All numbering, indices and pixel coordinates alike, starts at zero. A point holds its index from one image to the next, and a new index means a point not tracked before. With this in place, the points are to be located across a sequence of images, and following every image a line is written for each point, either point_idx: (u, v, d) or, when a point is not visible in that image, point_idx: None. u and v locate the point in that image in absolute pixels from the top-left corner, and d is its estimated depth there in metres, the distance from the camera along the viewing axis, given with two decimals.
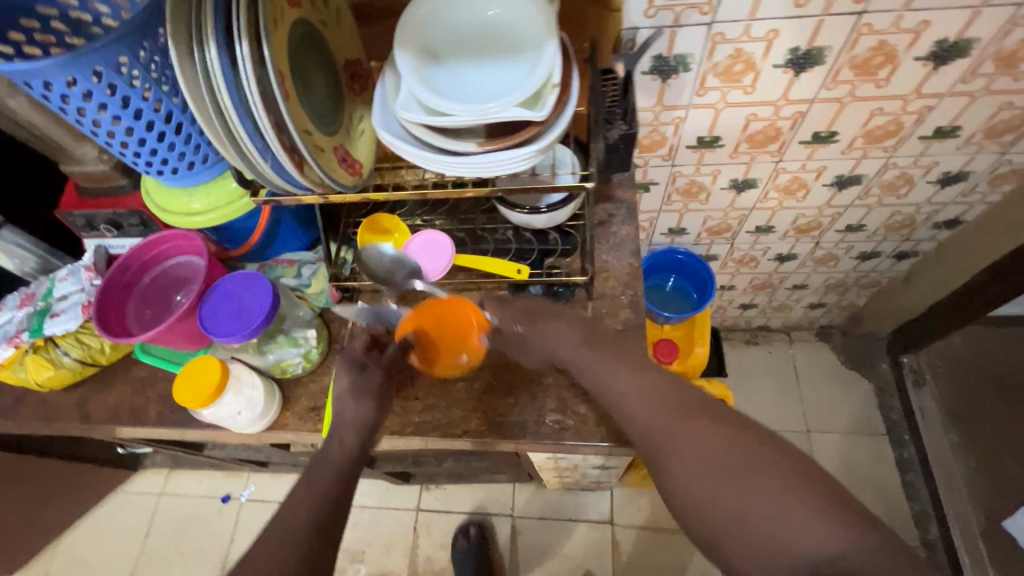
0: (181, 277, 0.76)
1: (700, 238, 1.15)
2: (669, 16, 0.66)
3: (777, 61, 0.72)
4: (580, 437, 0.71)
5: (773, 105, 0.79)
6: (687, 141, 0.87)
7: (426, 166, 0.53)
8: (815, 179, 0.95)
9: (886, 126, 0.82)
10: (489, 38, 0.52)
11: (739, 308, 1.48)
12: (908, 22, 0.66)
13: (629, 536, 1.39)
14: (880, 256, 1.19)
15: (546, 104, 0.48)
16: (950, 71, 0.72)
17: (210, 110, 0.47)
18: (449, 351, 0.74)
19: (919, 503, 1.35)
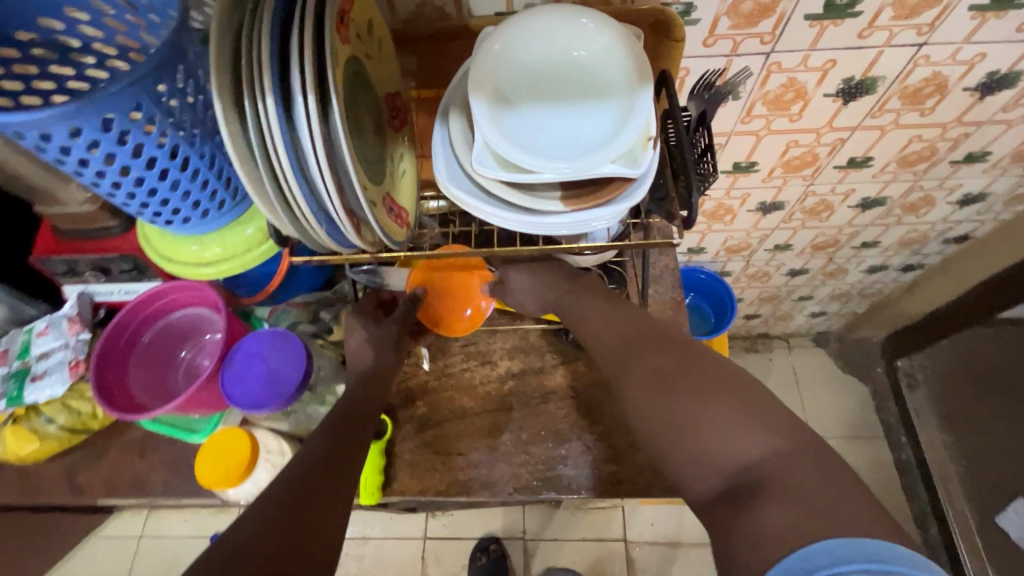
0: (192, 329, 0.68)
1: (718, 257, 1.13)
2: (728, 45, 0.62)
3: (828, 90, 0.69)
4: (639, 489, 0.67)
5: (816, 133, 0.77)
6: (723, 166, 0.84)
7: (498, 224, 0.47)
8: (841, 201, 0.94)
9: (922, 151, 0.81)
10: (569, 80, 0.47)
11: (743, 318, 1.49)
12: (965, 54, 0.64)
13: (643, 552, 1.40)
14: (887, 269, 1.20)
15: (640, 160, 0.43)
16: (994, 101, 0.71)
17: (260, 171, 0.40)
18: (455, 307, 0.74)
19: (918, 503, 1.39)
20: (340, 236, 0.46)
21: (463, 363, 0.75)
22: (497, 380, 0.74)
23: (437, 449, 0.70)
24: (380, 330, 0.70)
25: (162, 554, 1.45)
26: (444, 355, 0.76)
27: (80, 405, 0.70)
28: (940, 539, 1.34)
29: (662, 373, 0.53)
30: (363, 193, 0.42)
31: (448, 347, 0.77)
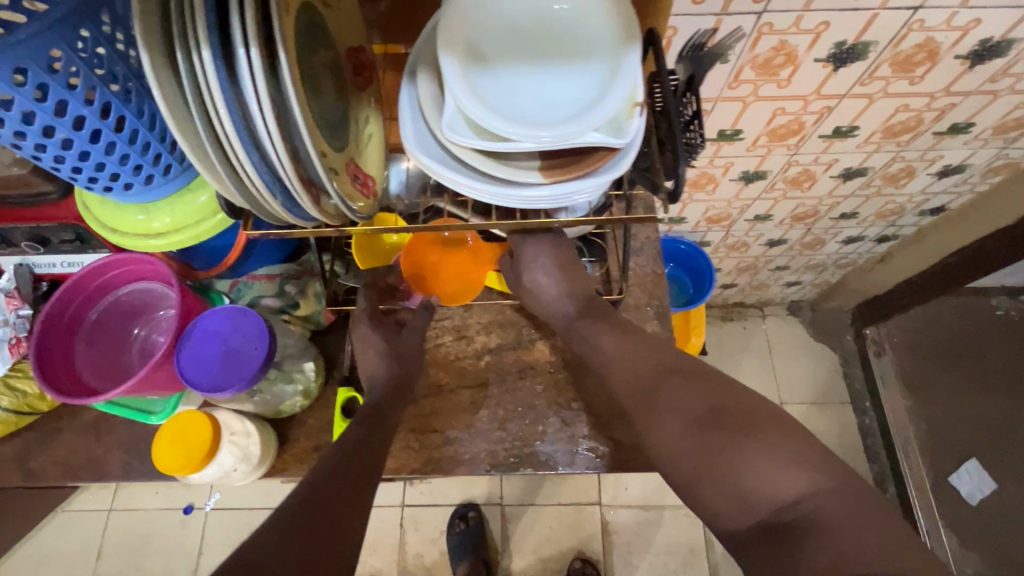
0: (143, 305, 0.64)
1: (698, 227, 1.11)
2: (719, 2, 0.58)
3: (819, 55, 0.66)
4: (616, 464, 0.67)
5: (803, 100, 0.74)
6: (707, 134, 0.81)
7: (475, 198, 0.43)
8: (823, 172, 0.92)
9: (907, 121, 0.79)
10: (549, 36, 0.42)
11: (720, 288, 1.49)
12: (960, 19, 0.62)
13: (616, 515, 1.44)
14: (863, 240, 1.21)
15: (626, 128, 0.40)
16: (984, 71, 0.69)
17: (200, 135, 0.35)
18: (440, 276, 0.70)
19: (879, 464, 1.46)
20: (297, 208, 0.42)
21: (437, 337, 0.73)
22: (473, 356, 0.72)
23: (412, 427, 0.68)
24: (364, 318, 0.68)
25: (133, 528, 1.43)
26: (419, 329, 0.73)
27: (25, 386, 0.66)
28: (897, 498, 1.42)
29: (702, 412, 0.56)
30: (321, 162, 0.38)
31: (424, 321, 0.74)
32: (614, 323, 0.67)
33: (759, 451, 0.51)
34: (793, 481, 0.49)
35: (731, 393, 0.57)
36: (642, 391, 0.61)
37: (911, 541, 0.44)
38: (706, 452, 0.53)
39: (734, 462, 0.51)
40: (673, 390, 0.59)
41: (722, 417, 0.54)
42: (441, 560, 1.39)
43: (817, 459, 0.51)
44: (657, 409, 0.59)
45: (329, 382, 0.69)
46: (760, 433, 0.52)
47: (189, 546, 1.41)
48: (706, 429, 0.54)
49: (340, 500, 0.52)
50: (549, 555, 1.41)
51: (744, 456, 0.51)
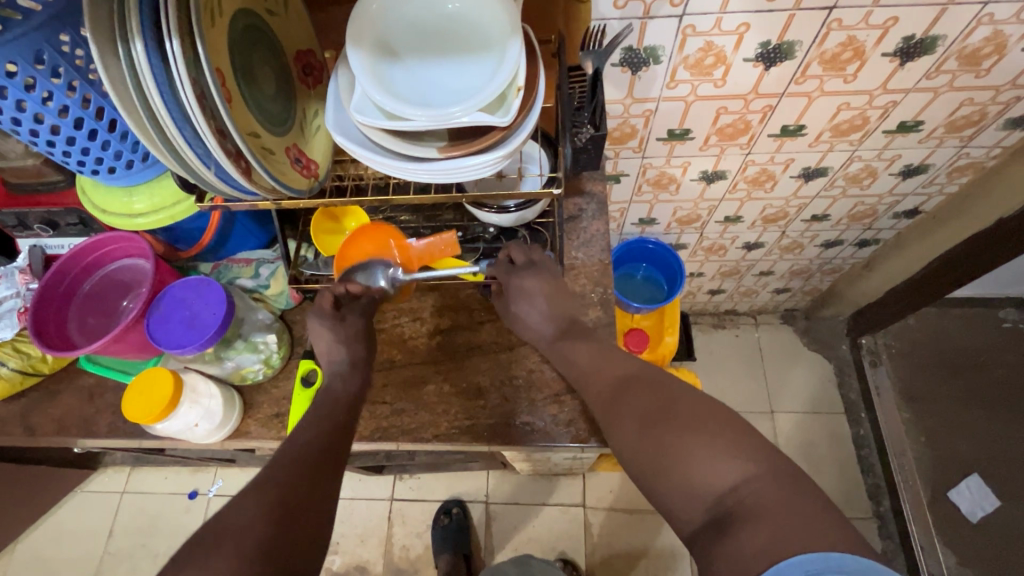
0: (127, 281, 0.72)
1: (670, 229, 1.15)
2: (639, 7, 0.63)
3: (747, 55, 0.70)
4: (551, 439, 0.70)
5: (743, 99, 0.78)
6: (657, 133, 0.85)
7: (386, 172, 0.49)
8: (782, 171, 0.95)
9: (853, 120, 0.82)
10: (451, 33, 0.49)
11: (708, 294, 1.50)
12: (877, 18, 0.65)
13: (600, 518, 1.45)
14: (843, 244, 1.21)
15: (510, 108, 0.46)
16: (916, 68, 0.72)
17: (141, 113, 0.43)
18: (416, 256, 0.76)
19: (874, 477, 1.42)
20: (233, 180, 0.49)
21: (395, 319, 0.79)
22: (425, 336, 0.78)
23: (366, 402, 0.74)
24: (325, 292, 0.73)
25: (142, 510, 1.52)
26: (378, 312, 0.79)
27: (31, 350, 0.75)
28: (892, 514, 1.36)
29: (648, 416, 0.57)
30: (243, 137, 0.45)
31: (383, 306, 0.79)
32: (560, 307, 0.71)
33: (703, 447, 0.52)
34: (727, 471, 0.50)
35: (667, 385, 0.60)
36: (606, 396, 0.62)
37: (808, 512, 0.46)
38: (658, 456, 0.54)
39: (679, 459, 0.52)
40: (630, 396, 0.60)
41: (670, 421, 0.55)
42: (425, 554, 1.43)
43: (750, 443, 0.52)
44: (616, 418, 0.60)
45: (292, 356, 0.76)
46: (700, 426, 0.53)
47: (191, 530, 1.49)
48: (654, 427, 0.56)
49: (304, 491, 0.52)
50: (531, 554, 1.42)
51: (687, 453, 0.52)
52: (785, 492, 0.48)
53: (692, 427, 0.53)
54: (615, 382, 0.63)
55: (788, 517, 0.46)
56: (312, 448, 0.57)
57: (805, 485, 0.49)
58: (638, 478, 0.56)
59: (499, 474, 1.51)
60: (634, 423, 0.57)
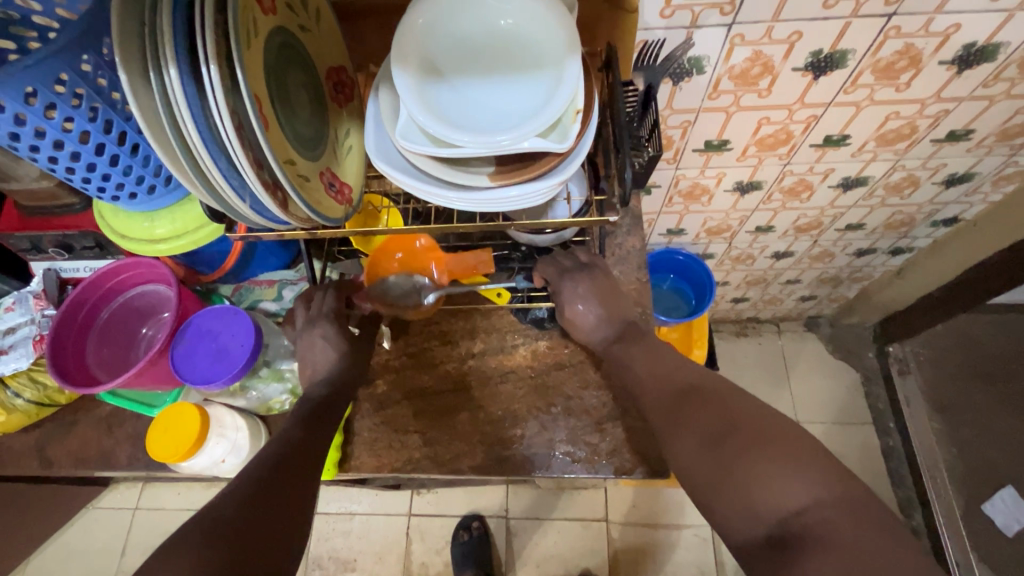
0: (148, 307, 0.69)
1: (698, 239, 1.11)
2: (687, 16, 0.60)
3: (796, 64, 0.67)
4: (593, 469, 0.67)
5: (787, 109, 0.74)
6: (694, 144, 0.82)
7: (431, 202, 0.46)
8: (820, 182, 0.91)
9: (900, 129, 0.78)
10: (500, 51, 0.46)
11: (731, 302, 1.46)
12: (938, 25, 0.61)
13: (623, 533, 1.41)
14: (876, 252, 1.17)
15: (569, 133, 0.42)
16: (973, 76, 0.68)
17: (174, 144, 0.39)
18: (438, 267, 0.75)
19: (904, 489, 1.38)
20: (268, 212, 0.46)
21: (425, 342, 0.75)
22: (458, 360, 0.74)
23: (399, 427, 0.70)
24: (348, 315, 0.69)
25: (155, 527, 1.49)
26: (407, 334, 0.76)
27: (46, 380, 0.72)
28: (924, 527, 1.33)
29: (713, 427, 0.53)
30: (282, 168, 0.41)
31: (411, 328, 0.76)
32: (601, 329, 0.68)
33: (769, 466, 0.48)
34: (796, 492, 0.46)
35: (730, 399, 0.55)
36: (659, 404, 0.58)
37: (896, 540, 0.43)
38: (718, 467, 0.50)
39: (745, 473, 0.48)
40: (689, 405, 0.56)
41: (734, 435, 0.51)
42: (445, 571, 1.40)
43: (822, 467, 0.47)
44: (674, 426, 0.56)
45: None
46: (763, 443, 0.49)
47: None
48: (716, 444, 0.51)
49: (272, 501, 0.50)
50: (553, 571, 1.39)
51: (752, 469, 0.48)
52: (855, 524, 0.44)
53: (762, 444, 0.49)
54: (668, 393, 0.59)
55: (864, 553, 0.42)
56: (293, 466, 0.55)
57: (881, 520, 0.44)
58: (696, 492, 0.52)
59: (519, 488, 1.47)
60: (694, 437, 0.53)
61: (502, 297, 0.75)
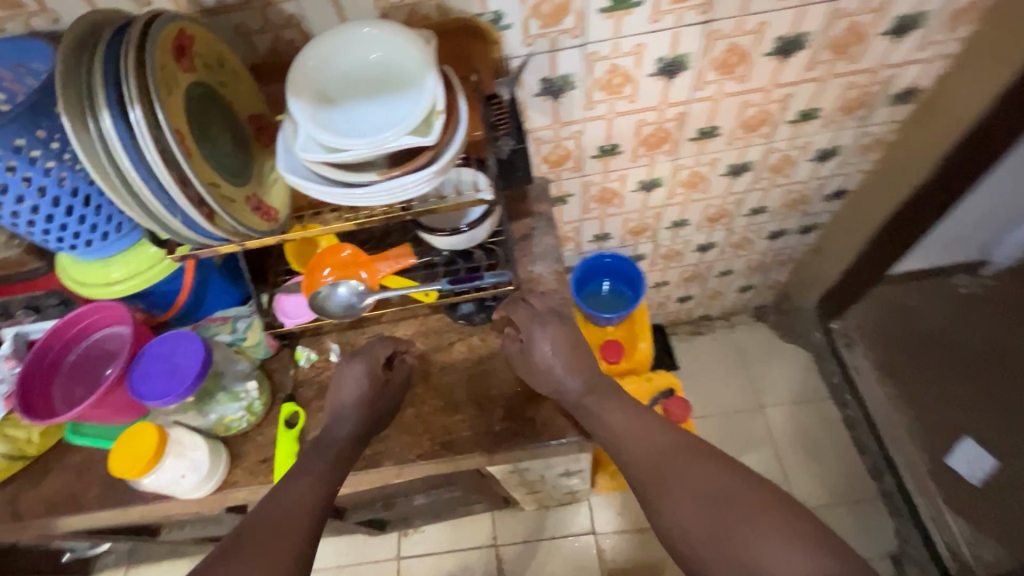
0: (108, 349, 0.74)
1: (624, 241, 1.22)
2: (545, 42, 0.73)
3: (649, 70, 0.80)
4: (530, 439, 0.73)
5: (656, 109, 0.87)
6: (590, 151, 0.94)
7: (336, 202, 0.55)
8: (711, 171, 1.04)
9: (758, 115, 0.92)
10: (376, 78, 0.57)
11: (678, 302, 1.56)
12: (749, 24, 0.75)
13: (612, 543, 1.42)
14: (788, 233, 1.29)
15: (435, 129, 0.53)
16: (796, 62, 0.82)
17: (112, 175, 0.49)
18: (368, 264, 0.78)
19: (871, 456, 1.42)
20: (198, 227, 0.55)
21: None
22: None
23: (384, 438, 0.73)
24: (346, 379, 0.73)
25: None
26: (353, 347, 0.82)
27: (16, 433, 0.75)
28: (897, 489, 1.37)
29: (717, 494, 0.56)
30: (202, 184, 0.51)
31: (356, 340, 0.83)
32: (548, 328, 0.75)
33: (771, 536, 0.52)
34: (796, 560, 0.50)
35: (717, 456, 0.61)
36: (652, 463, 0.62)
37: None
38: (724, 539, 0.53)
39: (748, 542, 0.52)
40: (685, 469, 0.60)
41: (736, 505, 0.55)
42: None
43: (813, 532, 0.52)
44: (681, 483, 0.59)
45: (273, 402, 0.79)
46: (763, 512, 0.54)
47: None
48: (718, 511, 0.55)
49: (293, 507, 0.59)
50: None
51: (755, 533, 0.52)
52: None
53: (761, 515, 0.54)
54: (660, 453, 0.62)
55: None
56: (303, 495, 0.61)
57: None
58: (697, 558, 0.55)
59: (505, 514, 1.48)
60: (692, 500, 0.57)
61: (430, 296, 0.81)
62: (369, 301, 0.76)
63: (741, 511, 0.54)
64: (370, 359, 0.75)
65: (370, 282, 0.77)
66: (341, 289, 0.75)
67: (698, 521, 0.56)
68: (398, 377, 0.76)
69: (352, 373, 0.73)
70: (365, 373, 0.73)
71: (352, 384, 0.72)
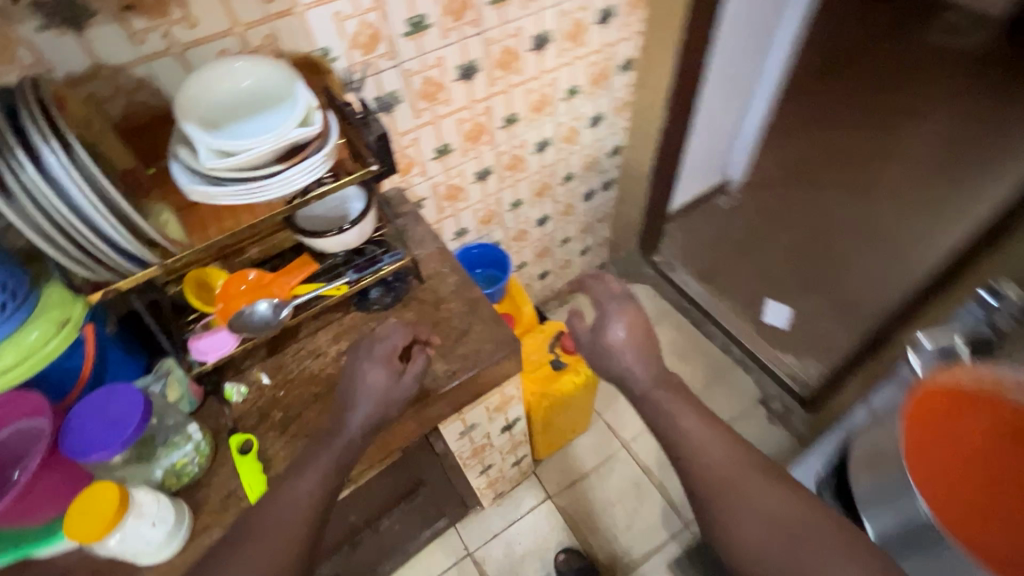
0: (11, 450, 0.67)
1: (480, 232, 1.43)
2: (369, 67, 0.92)
3: (453, 76, 1.04)
4: (472, 368, 0.86)
5: (468, 108, 1.11)
6: (429, 154, 1.13)
7: (243, 200, 0.65)
8: (524, 151, 1.31)
9: (540, 98, 1.22)
10: (251, 99, 0.69)
11: (540, 280, 1.81)
12: (510, 30, 1.04)
13: (568, 499, 1.53)
14: (596, 192, 1.64)
15: (316, 121, 0.67)
16: (550, 52, 1.14)
17: (32, 211, 0.54)
18: (275, 282, 0.85)
19: (719, 339, 1.80)
20: (122, 248, 0.61)
21: (301, 361, 0.87)
22: (332, 362, 0.87)
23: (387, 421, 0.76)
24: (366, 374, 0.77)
25: None
26: (281, 367, 0.86)
27: None
28: (744, 354, 1.75)
29: (793, 526, 0.62)
30: (122, 202, 0.57)
31: (283, 360, 0.87)
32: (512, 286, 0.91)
33: (841, 559, 0.58)
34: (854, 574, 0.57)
35: (774, 475, 0.67)
36: (713, 481, 0.66)
37: None
38: (797, 564, 0.59)
39: (817, 566, 0.59)
40: (747, 488, 0.65)
41: (807, 535, 0.61)
42: None
43: (870, 552, 0.59)
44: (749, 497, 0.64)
45: (218, 442, 0.79)
46: (830, 542, 0.60)
47: None
48: (787, 535, 0.61)
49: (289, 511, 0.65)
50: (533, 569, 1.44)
51: (822, 557, 0.59)
52: None
53: (825, 542, 0.60)
54: (724, 474, 0.67)
55: None
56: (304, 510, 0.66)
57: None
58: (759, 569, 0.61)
59: (467, 522, 1.51)
60: (760, 521, 0.63)
61: (340, 288, 0.87)
62: (287, 310, 0.82)
63: (802, 532, 0.61)
64: (384, 353, 0.78)
65: (281, 295, 0.84)
66: (257, 306, 0.81)
67: (763, 537, 0.62)
68: (416, 364, 0.79)
69: (369, 371, 0.76)
70: (380, 368, 0.76)
71: (370, 372, 0.76)
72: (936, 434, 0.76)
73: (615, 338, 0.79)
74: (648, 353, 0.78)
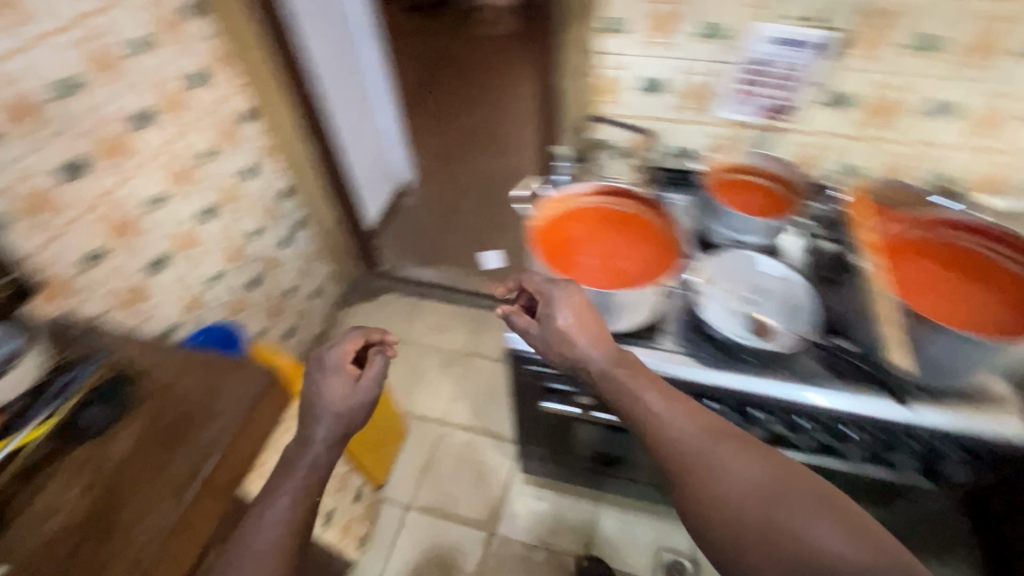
0: None
1: (190, 318, 1.37)
2: None
3: (55, 180, 0.99)
4: (252, 387, 0.83)
5: (93, 205, 1.06)
6: (75, 265, 1.05)
7: None
8: (188, 224, 1.30)
9: (173, 171, 1.23)
10: None
11: (291, 336, 1.79)
12: (96, 119, 1.04)
13: (427, 495, 1.63)
14: (293, 235, 1.70)
15: None
16: (155, 126, 1.16)
17: None
18: None
19: (466, 299, 2.07)
20: None
21: (53, 513, 0.73)
22: (92, 488, 0.75)
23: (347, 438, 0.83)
24: (322, 383, 0.82)
25: None
26: (25, 536, 0.71)
27: None
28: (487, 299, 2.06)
29: (767, 487, 0.58)
30: None
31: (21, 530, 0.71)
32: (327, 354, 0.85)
33: (826, 522, 0.54)
34: (837, 541, 0.52)
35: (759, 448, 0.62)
36: (688, 449, 0.63)
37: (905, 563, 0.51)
38: (764, 521, 0.55)
39: (793, 527, 0.54)
40: (728, 455, 0.61)
41: (778, 501, 0.56)
42: None
43: (860, 524, 0.54)
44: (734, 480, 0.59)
45: None
46: (815, 510, 0.55)
47: None
48: (759, 497, 0.57)
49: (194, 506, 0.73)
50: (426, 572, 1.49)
51: (805, 522, 0.54)
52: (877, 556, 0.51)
53: (799, 504, 0.56)
54: (701, 440, 0.63)
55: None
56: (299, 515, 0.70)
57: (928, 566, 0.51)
58: (720, 542, 0.58)
59: None
60: (726, 492, 0.59)
61: (36, 431, 0.77)
62: None
63: (776, 493, 0.57)
64: (338, 361, 0.85)
65: None
66: None
67: (728, 495, 0.58)
68: (374, 368, 0.86)
69: (331, 382, 0.82)
70: (336, 376, 0.83)
71: (329, 384, 0.82)
72: (566, 247, 0.94)
73: (565, 324, 0.76)
74: (598, 335, 0.76)
